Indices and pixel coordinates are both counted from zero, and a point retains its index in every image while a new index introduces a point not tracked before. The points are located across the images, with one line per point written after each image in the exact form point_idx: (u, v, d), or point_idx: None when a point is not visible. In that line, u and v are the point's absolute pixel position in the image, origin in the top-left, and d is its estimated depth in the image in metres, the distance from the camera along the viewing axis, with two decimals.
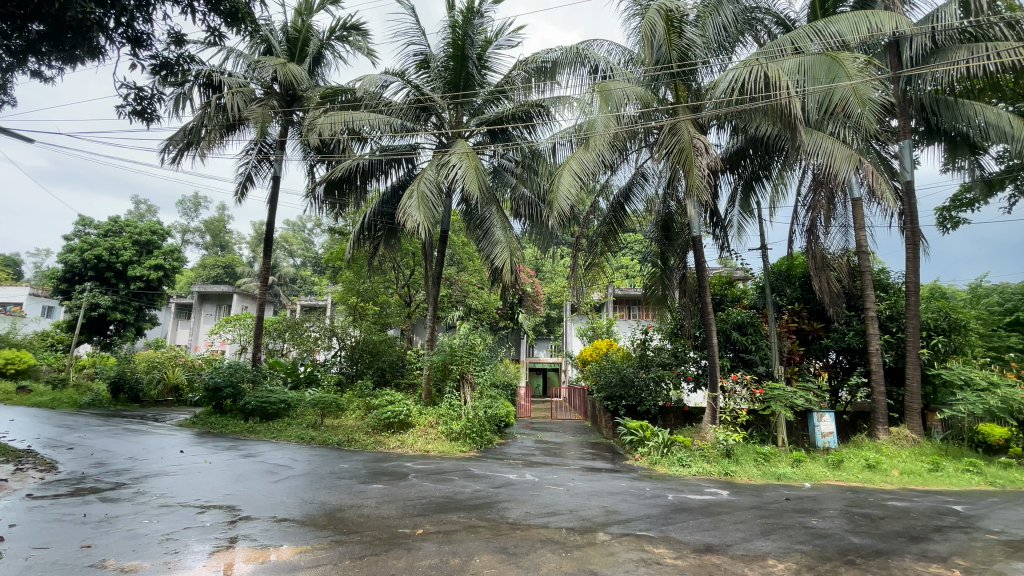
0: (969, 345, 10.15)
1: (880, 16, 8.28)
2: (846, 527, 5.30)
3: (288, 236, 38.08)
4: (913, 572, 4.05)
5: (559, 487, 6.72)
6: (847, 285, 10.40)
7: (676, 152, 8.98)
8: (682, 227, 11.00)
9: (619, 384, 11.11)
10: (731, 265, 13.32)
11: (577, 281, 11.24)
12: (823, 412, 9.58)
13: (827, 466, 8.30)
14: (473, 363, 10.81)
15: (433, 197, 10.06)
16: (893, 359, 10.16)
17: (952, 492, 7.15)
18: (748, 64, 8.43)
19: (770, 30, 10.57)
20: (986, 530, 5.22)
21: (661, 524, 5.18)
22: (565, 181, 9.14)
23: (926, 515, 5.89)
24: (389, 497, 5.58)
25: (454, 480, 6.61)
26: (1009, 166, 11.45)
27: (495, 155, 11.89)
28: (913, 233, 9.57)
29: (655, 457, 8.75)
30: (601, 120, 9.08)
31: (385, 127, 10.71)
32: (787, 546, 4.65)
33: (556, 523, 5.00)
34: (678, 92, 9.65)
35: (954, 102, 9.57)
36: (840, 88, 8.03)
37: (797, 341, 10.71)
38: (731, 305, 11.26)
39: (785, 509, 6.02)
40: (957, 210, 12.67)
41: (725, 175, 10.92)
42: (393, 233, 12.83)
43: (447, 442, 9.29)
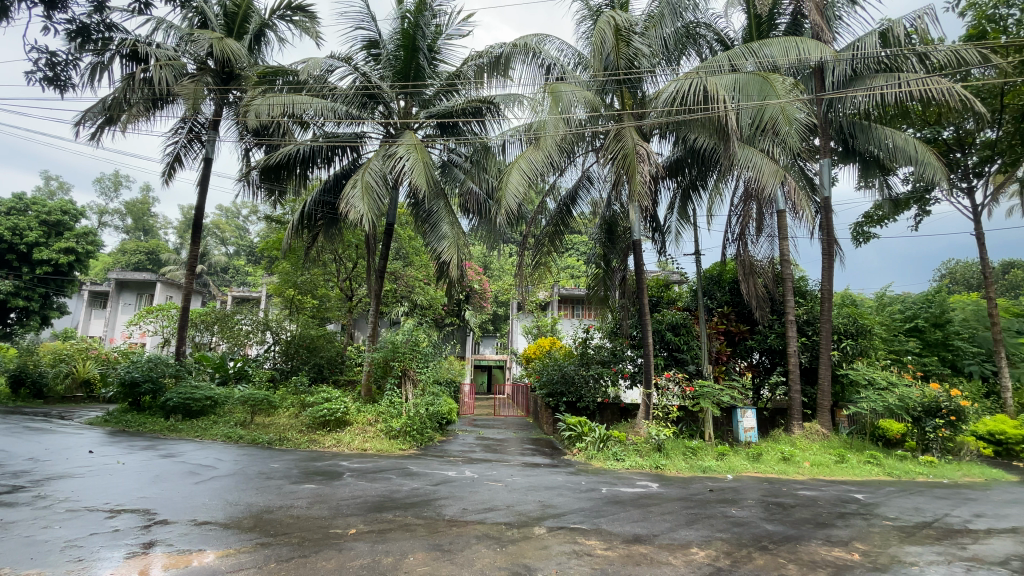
0: (873, 348, 11.15)
1: (806, 44, 8.95)
2: (761, 515, 5.70)
3: (220, 223, 36.01)
4: (818, 556, 4.41)
5: (498, 482, 6.80)
6: (771, 290, 11.12)
7: (620, 158, 9.27)
8: (625, 231, 11.33)
9: (560, 381, 11.38)
10: (668, 269, 13.93)
11: (524, 281, 11.40)
12: (746, 409, 10.22)
13: (747, 459, 8.88)
14: (416, 360, 10.62)
15: (378, 188, 9.81)
16: (808, 359, 11.03)
17: (854, 482, 7.86)
18: (689, 77, 8.84)
19: (711, 44, 11.03)
20: (882, 517, 5.78)
21: (594, 516, 5.36)
22: (514, 179, 9.19)
23: (831, 503, 6.45)
24: (322, 497, 5.42)
25: (390, 479, 6.51)
26: (914, 187, 12.69)
27: (443, 149, 11.76)
28: (829, 244, 10.38)
29: (591, 452, 9.03)
30: (552, 121, 9.18)
31: (329, 114, 10.28)
32: (708, 534, 4.94)
33: (493, 518, 5.05)
34: (624, 100, 9.96)
35: (868, 126, 10.46)
36: (770, 106, 8.60)
37: (725, 342, 11.37)
38: (667, 306, 11.79)
39: (708, 500, 6.39)
40: (870, 225, 13.81)
41: (665, 182, 11.41)
42: (334, 223, 12.39)
43: (386, 440, 9.12)
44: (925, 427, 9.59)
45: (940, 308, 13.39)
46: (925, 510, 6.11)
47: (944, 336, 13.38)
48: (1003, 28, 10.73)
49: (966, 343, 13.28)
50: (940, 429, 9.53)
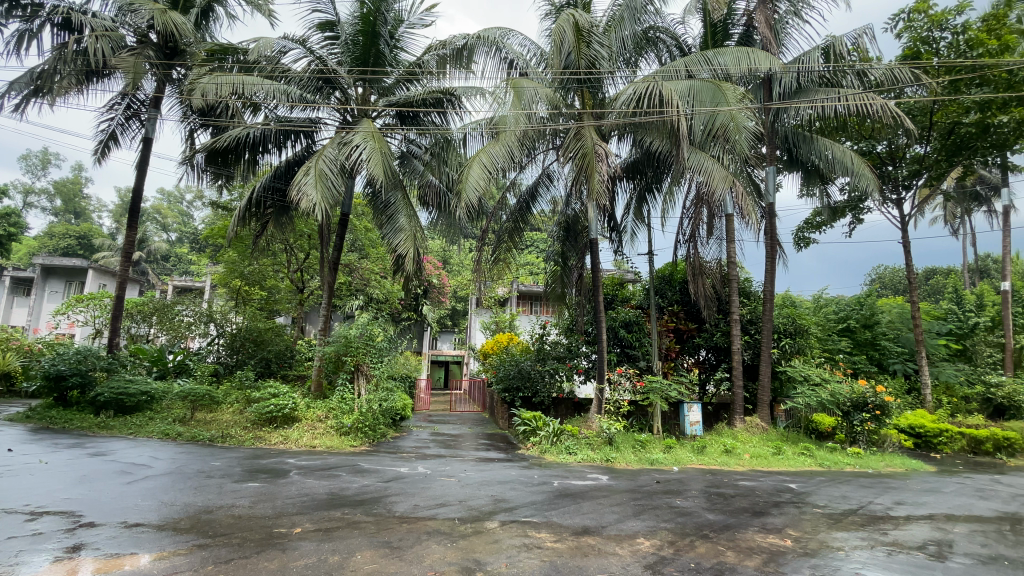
0: (809, 347, 11.84)
1: (756, 55, 9.35)
2: (704, 505, 5.96)
3: (161, 207, 33.97)
4: (754, 543, 4.65)
5: (451, 478, 6.80)
6: (719, 291, 11.59)
7: (579, 157, 9.40)
8: (583, 229, 11.48)
9: (516, 377, 11.46)
10: (624, 268, 14.29)
11: (482, 276, 11.39)
12: (693, 403, 10.63)
13: (692, 451, 9.26)
14: (370, 354, 10.43)
15: (332, 176, 9.52)
16: (751, 357, 11.61)
17: (789, 472, 8.34)
18: (645, 81, 9.08)
19: (670, 50, 11.24)
20: (813, 505, 6.17)
21: (544, 510, 5.44)
22: (474, 173, 9.14)
23: (768, 492, 6.83)
24: (266, 496, 5.25)
25: (340, 476, 6.38)
26: (850, 197, 13.54)
27: (402, 139, 11.54)
28: (773, 248, 10.92)
29: (544, 446, 9.16)
30: (514, 116, 9.16)
31: (281, 97, 9.86)
32: (654, 524, 5.12)
33: (445, 514, 5.04)
34: (585, 100, 10.08)
35: (809, 137, 11.03)
36: (721, 113, 8.96)
37: (674, 339, 11.79)
38: (620, 304, 12.08)
39: (655, 491, 6.62)
40: (809, 231, 14.61)
41: (622, 183, 11.69)
42: (285, 212, 11.95)
43: (336, 437, 8.92)
44: (853, 421, 10.31)
45: (869, 310, 14.34)
46: (851, 498, 6.57)
47: (872, 336, 14.34)
48: (933, 50, 11.53)
49: (891, 343, 14.30)
50: (866, 423, 10.27)
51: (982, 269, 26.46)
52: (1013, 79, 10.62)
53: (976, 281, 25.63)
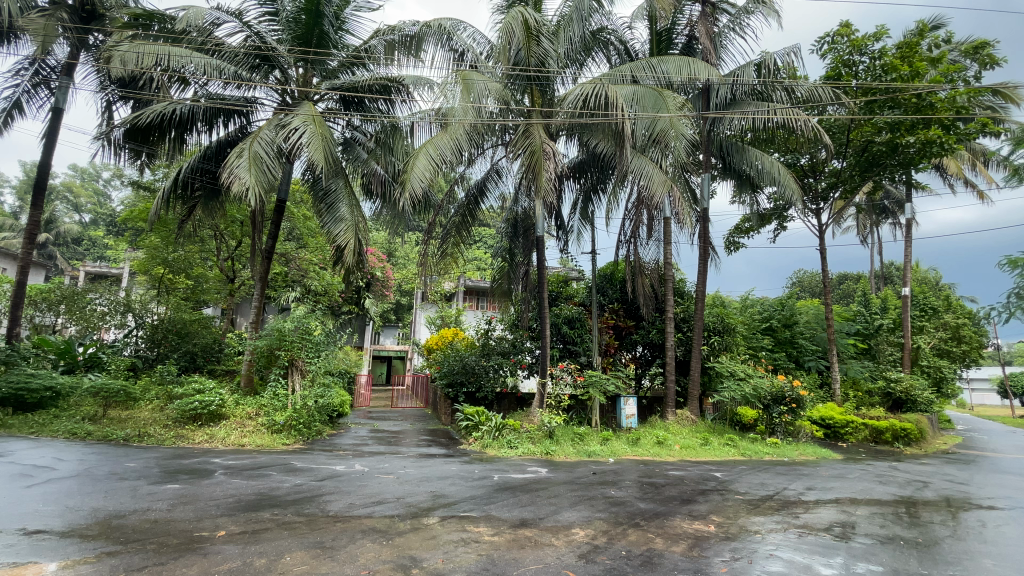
0: (736, 344, 12.59)
1: (696, 64, 9.79)
2: (636, 495, 6.22)
3: (73, 185, 31.00)
4: (680, 529, 4.91)
5: (389, 475, 6.69)
6: (656, 290, 12.07)
7: (527, 154, 9.48)
8: (529, 226, 11.61)
9: (460, 372, 11.39)
10: (569, 266, 14.60)
11: (428, 270, 11.26)
12: (629, 396, 11.05)
13: (628, 443, 9.62)
14: (306, 348, 9.91)
15: (268, 160, 9.05)
16: (683, 353, 12.21)
17: (714, 461, 8.87)
18: (592, 83, 9.33)
19: (619, 53, 11.53)
20: (735, 492, 6.60)
21: (483, 504, 5.49)
22: (420, 164, 8.99)
23: (696, 481, 7.23)
24: (187, 498, 4.95)
25: (270, 476, 6.12)
26: (776, 205, 14.49)
27: (345, 125, 11.13)
28: (706, 251, 11.50)
29: (486, 440, 9.19)
30: (462, 108, 9.09)
31: (212, 72, 9.28)
32: (589, 515, 5.29)
33: (381, 511, 4.97)
34: (534, 98, 10.14)
35: (742, 147, 11.69)
36: (662, 119, 9.27)
37: (613, 335, 12.20)
38: (564, 301, 12.29)
39: (592, 482, 6.84)
40: (738, 235, 15.51)
41: (568, 182, 11.93)
42: (216, 195, 11.24)
43: (267, 435, 8.57)
44: (773, 414, 11.11)
45: (790, 311, 15.45)
46: (769, 485, 7.08)
47: (791, 335, 15.47)
48: (853, 72, 12.51)
49: (808, 342, 15.50)
50: (783, 415, 11.10)
51: (887, 275, 29.22)
52: (920, 104, 11.71)
53: (882, 287, 28.27)
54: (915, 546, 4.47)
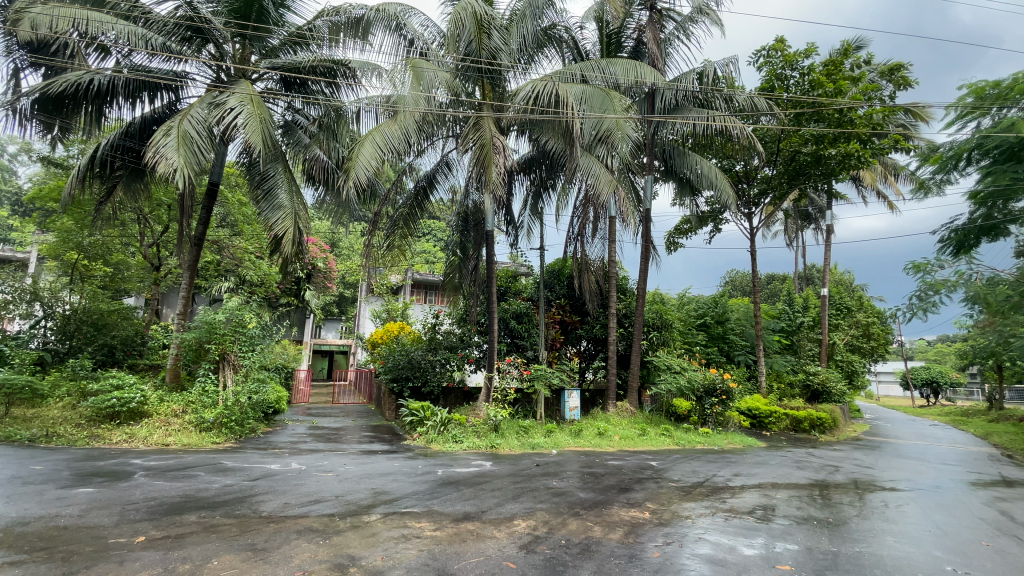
0: (673, 339, 13.17)
1: (643, 68, 10.08)
2: (577, 485, 6.40)
3: None
4: (618, 517, 5.09)
5: (328, 473, 6.51)
6: (601, 287, 12.40)
7: (477, 147, 9.43)
8: (479, 220, 11.58)
9: (406, 367, 11.24)
10: (518, 261, 14.72)
11: (374, 262, 11.02)
12: (573, 389, 11.30)
13: (570, 435, 9.85)
14: (238, 342, 9.47)
15: (199, 140, 8.48)
16: (624, 347, 12.65)
17: (651, 451, 9.26)
18: (543, 80, 9.44)
19: (570, 52, 11.70)
20: (670, 479, 6.93)
21: (426, 499, 5.46)
22: (366, 152, 8.73)
23: (633, 470, 7.52)
24: (102, 502, 4.59)
25: (198, 476, 5.80)
26: (713, 208, 15.20)
27: (286, 108, 10.62)
28: (648, 250, 11.92)
29: (431, 435, 9.11)
30: (412, 97, 8.92)
31: (137, 42, 8.64)
32: (530, 506, 5.38)
33: (319, 510, 4.84)
34: (485, 91, 10.09)
35: (684, 152, 12.23)
36: (608, 119, 9.50)
37: (559, 330, 12.41)
38: (512, 296, 12.37)
39: (534, 474, 6.96)
40: (678, 236, 16.19)
41: (519, 177, 12.01)
42: (139, 175, 10.43)
43: (195, 433, 8.11)
44: (705, 405, 11.75)
45: (722, 308, 16.29)
46: (700, 472, 7.48)
47: (723, 331, 16.35)
48: (785, 85, 13.32)
49: (738, 337, 16.44)
50: (714, 406, 11.76)
51: (809, 276, 31.46)
52: (841, 119, 12.66)
53: (804, 287, 30.38)
54: (826, 525, 4.87)
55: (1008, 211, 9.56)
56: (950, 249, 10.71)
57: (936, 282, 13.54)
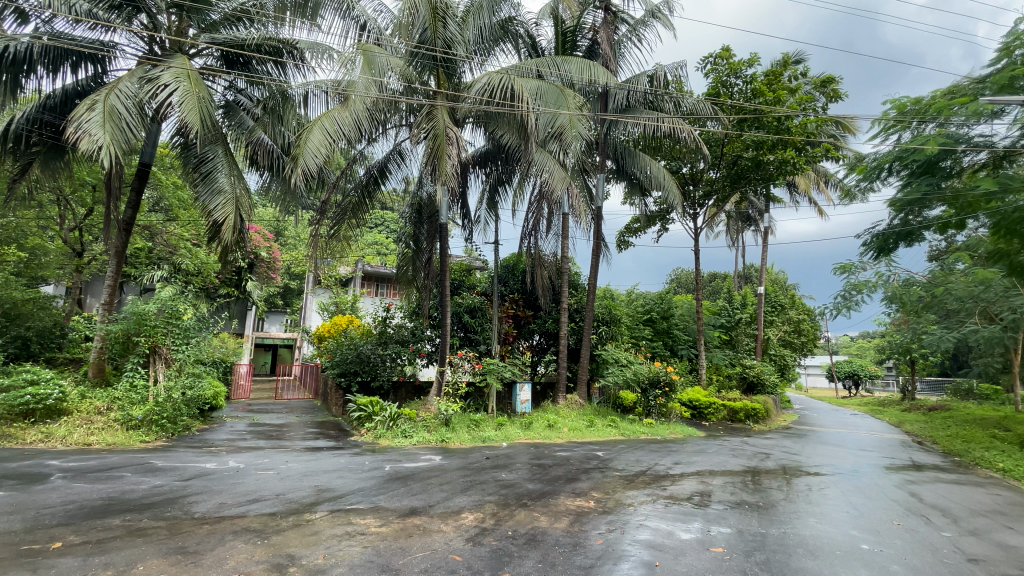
0: (621, 334, 13.54)
1: (597, 68, 10.24)
2: (526, 476, 6.48)
3: None
4: (564, 507, 5.20)
5: (269, 471, 6.27)
6: (554, 282, 12.56)
7: (430, 138, 9.29)
8: (432, 212, 11.42)
9: (354, 361, 10.97)
10: (473, 255, 14.68)
11: (319, 252, 10.64)
12: (524, 383, 11.40)
13: (521, 428, 9.95)
14: (171, 334, 8.89)
15: (129, 117, 7.88)
16: (575, 341, 12.88)
17: (598, 442, 9.50)
18: (499, 74, 9.39)
19: (525, 47, 11.71)
20: (615, 469, 7.14)
21: (372, 495, 5.37)
22: (314, 138, 8.41)
23: (581, 460, 7.70)
24: (11, 507, 4.22)
25: (124, 477, 5.44)
26: (660, 208, 15.71)
27: (228, 87, 10.11)
28: (599, 246, 12.17)
29: (379, 430, 8.95)
30: (363, 83, 8.65)
31: (58, 6, 7.94)
32: (479, 498, 5.40)
33: (257, 510, 4.65)
34: (440, 80, 9.85)
35: (634, 152, 12.54)
36: (562, 115, 9.59)
37: (512, 325, 12.46)
38: (466, 290, 12.32)
39: (484, 467, 6.98)
40: (628, 234, 16.63)
41: (474, 171, 11.96)
42: (59, 152, 9.60)
43: (121, 432, 7.59)
44: (649, 397, 12.18)
45: (667, 304, 16.88)
46: (643, 461, 7.76)
47: (668, 326, 16.95)
48: (729, 93, 13.90)
49: (681, 332, 17.09)
50: (658, 397, 12.21)
51: (748, 275, 33.10)
52: (779, 127, 13.37)
53: (743, 285, 31.99)
54: (757, 508, 5.18)
55: (923, 218, 10.42)
56: (872, 253, 11.58)
57: (859, 282, 14.58)
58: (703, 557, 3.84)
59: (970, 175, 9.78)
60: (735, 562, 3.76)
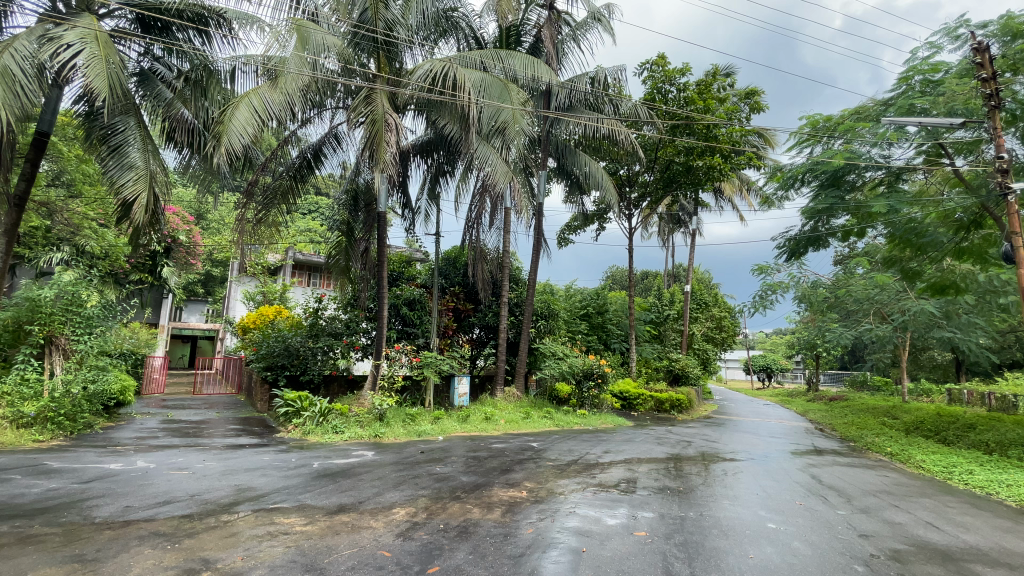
0: (558, 328, 13.81)
1: (541, 65, 10.36)
2: (460, 469, 6.47)
3: None
4: (497, 498, 5.25)
5: (183, 471, 5.85)
6: (495, 276, 12.62)
7: (368, 123, 8.98)
8: (370, 201, 11.08)
9: (281, 354, 10.42)
10: (414, 247, 14.44)
11: (244, 237, 9.97)
12: (462, 376, 11.36)
13: (457, 421, 9.91)
14: (71, 323, 8.06)
15: (24, 80, 6.99)
16: (514, 335, 13.00)
17: (533, 433, 9.66)
18: (441, 62, 9.23)
19: (467, 39, 11.61)
20: (548, 459, 7.29)
21: (298, 493, 5.15)
22: (240, 116, 7.86)
23: (515, 452, 7.79)
24: None
25: (11, 481, 4.87)
26: (599, 208, 16.18)
27: (143, 53, 9.28)
28: (539, 242, 12.32)
29: (308, 426, 8.58)
30: (295, 61, 8.21)
31: None
32: (412, 493, 5.33)
33: (168, 513, 4.32)
34: (380, 64, 9.56)
35: (575, 150, 12.79)
36: (505, 110, 9.58)
37: (452, 318, 12.35)
38: (405, 282, 12.08)
39: (418, 461, 6.90)
40: (568, 232, 16.97)
41: (416, 161, 11.74)
42: None
43: (9, 431, 6.80)
44: (583, 388, 12.56)
45: (603, 300, 17.41)
46: (575, 451, 7.99)
47: (603, 321, 17.52)
48: (664, 99, 14.50)
49: (615, 327, 17.73)
50: (591, 389, 12.61)
51: (676, 275, 34.85)
52: (708, 134, 14.14)
53: (672, 284, 33.67)
54: (679, 493, 5.48)
55: (829, 226, 11.42)
56: (785, 256, 12.52)
57: (774, 283, 15.76)
58: (627, 541, 4.01)
59: (870, 189, 10.78)
60: (657, 544, 3.95)
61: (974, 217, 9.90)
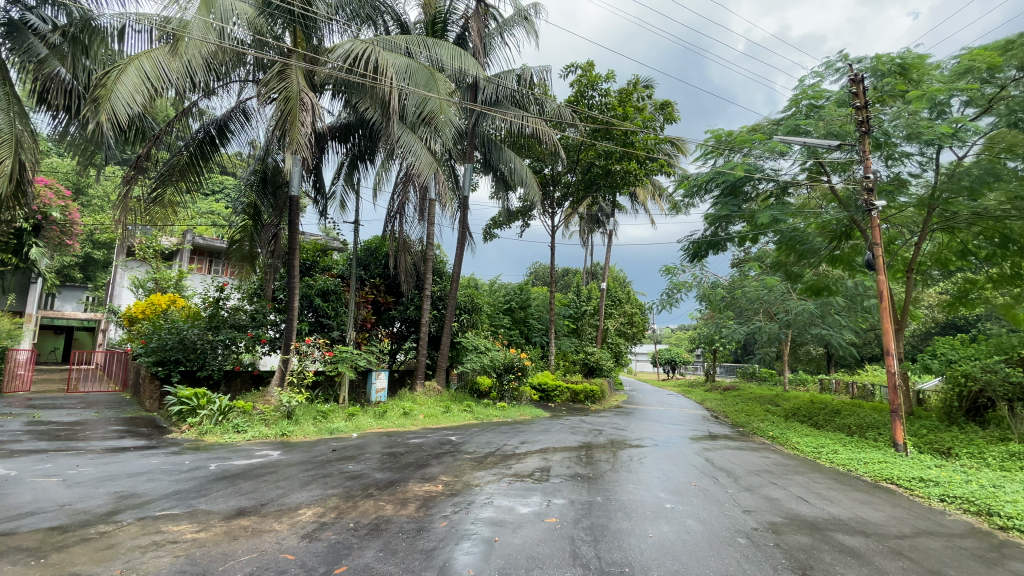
0: (482, 322, 13.84)
1: (467, 58, 10.29)
2: (374, 466, 6.29)
3: None
4: (411, 493, 5.16)
5: (52, 478, 5.17)
6: (416, 268, 12.40)
7: (282, 100, 8.43)
8: (283, 184, 10.43)
9: (175, 348, 9.49)
10: (331, 235, 13.81)
11: (128, 216, 8.92)
12: (380, 371, 11.07)
13: (373, 417, 9.63)
14: None
15: None
16: (436, 329, 12.86)
17: (451, 426, 9.63)
18: (362, 43, 8.83)
19: (391, 24, 11.27)
20: (465, 452, 7.30)
21: (190, 498, 4.74)
22: (128, 81, 7.02)
23: (432, 446, 7.72)
24: None
25: None
26: (524, 205, 16.43)
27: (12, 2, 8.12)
28: (463, 235, 12.22)
29: (206, 426, 7.92)
30: (199, 27, 7.53)
31: None
32: (321, 492, 5.11)
33: (32, 525, 3.81)
34: (296, 38, 9.02)
35: (500, 145, 12.83)
36: (431, 99, 9.37)
37: (370, 310, 11.93)
38: (319, 272, 11.51)
39: (329, 459, 6.62)
40: (493, 227, 17.08)
41: (333, 144, 11.21)
42: None
43: None
44: (503, 381, 12.72)
45: (525, 295, 17.70)
46: (492, 443, 8.07)
47: (525, 315, 17.82)
48: (586, 102, 14.98)
49: (536, 322, 18.11)
50: (511, 382, 12.81)
51: (594, 272, 36.30)
52: (626, 140, 14.81)
53: (589, 280, 34.98)
54: (589, 480, 5.73)
55: (728, 232, 12.40)
56: (689, 257, 13.47)
57: (679, 282, 16.89)
58: (538, 528, 4.12)
59: (763, 200, 11.85)
60: (566, 530, 4.09)
61: (846, 228, 11.25)
